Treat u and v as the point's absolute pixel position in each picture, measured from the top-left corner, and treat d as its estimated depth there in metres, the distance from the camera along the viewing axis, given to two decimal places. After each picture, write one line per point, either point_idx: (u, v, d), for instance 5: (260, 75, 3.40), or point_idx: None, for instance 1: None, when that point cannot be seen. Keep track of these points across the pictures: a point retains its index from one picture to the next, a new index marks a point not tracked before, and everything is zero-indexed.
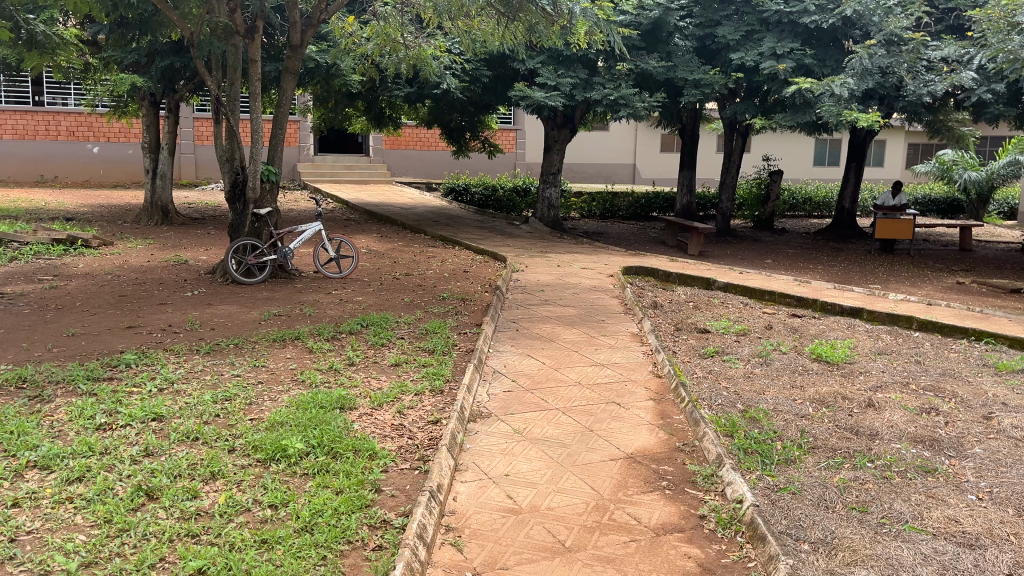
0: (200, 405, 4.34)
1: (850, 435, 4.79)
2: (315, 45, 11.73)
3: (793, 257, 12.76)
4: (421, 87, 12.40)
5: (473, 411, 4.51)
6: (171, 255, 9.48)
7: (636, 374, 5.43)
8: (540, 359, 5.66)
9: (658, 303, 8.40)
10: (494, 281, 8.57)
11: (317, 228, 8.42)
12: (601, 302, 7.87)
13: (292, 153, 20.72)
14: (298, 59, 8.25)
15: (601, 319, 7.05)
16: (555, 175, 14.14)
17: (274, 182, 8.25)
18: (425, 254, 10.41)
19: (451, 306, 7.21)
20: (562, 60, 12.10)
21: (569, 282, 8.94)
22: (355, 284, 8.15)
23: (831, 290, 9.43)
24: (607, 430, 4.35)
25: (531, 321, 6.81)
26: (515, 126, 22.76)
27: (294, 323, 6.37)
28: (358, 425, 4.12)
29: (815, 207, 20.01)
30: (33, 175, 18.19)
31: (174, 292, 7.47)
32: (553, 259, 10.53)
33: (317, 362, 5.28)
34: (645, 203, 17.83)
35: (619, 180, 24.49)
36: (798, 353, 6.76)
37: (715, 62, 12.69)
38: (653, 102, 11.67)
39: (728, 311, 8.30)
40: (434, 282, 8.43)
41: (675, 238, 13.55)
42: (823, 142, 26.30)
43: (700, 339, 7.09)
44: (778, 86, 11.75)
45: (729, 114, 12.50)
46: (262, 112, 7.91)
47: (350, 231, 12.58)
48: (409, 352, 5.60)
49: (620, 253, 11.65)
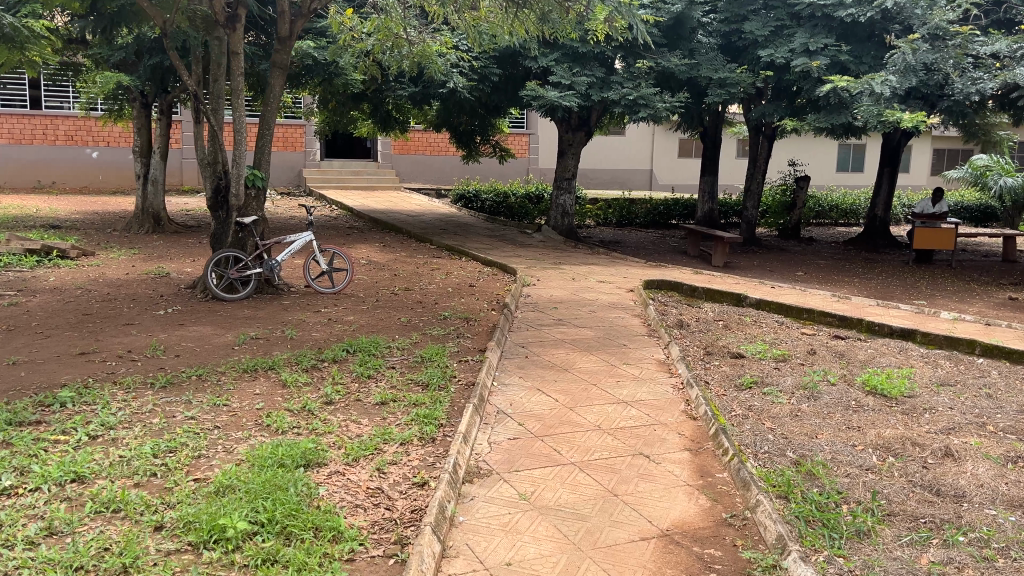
0: (135, 461, 3.55)
1: (933, 498, 3.93)
2: (312, 41, 10.95)
3: (826, 268, 11.86)
4: (426, 87, 11.60)
5: (470, 468, 3.69)
6: (153, 268, 8.73)
7: (665, 416, 4.57)
8: (552, 394, 4.82)
9: (684, 322, 7.57)
10: (502, 297, 7.74)
11: (307, 238, 7.64)
12: (622, 322, 7.03)
13: (297, 158, 20.00)
14: (288, 52, 7.42)
15: (622, 342, 6.21)
16: (570, 180, 13.27)
17: (260, 188, 7.46)
18: (429, 265, 9.62)
19: (452, 328, 6.40)
20: (578, 57, 11.26)
21: (585, 297, 8.11)
22: (348, 301, 7.35)
23: (875, 307, 8.55)
24: (635, 495, 3.52)
25: (543, 345, 5.98)
26: (528, 130, 21.99)
27: (272, 349, 5.57)
28: (325, 491, 3.31)
29: (842, 215, 19.07)
30: (31, 181, 17.57)
31: (145, 310, 6.68)
32: (568, 271, 9.71)
33: (289, 400, 4.47)
34: (663, 210, 16.96)
35: (635, 185, 23.65)
36: (849, 385, 5.89)
37: (742, 60, 11.83)
38: (677, 102, 10.83)
39: (762, 332, 7.45)
40: (435, 298, 7.62)
41: (697, 248, 12.67)
42: (847, 147, 25.38)
43: (736, 367, 6.23)
44: (811, 84, 10.88)
45: (757, 115, 11.62)
46: (246, 110, 7.13)
47: (351, 241, 11.83)
48: (399, 387, 4.76)
49: (640, 264, 10.80)
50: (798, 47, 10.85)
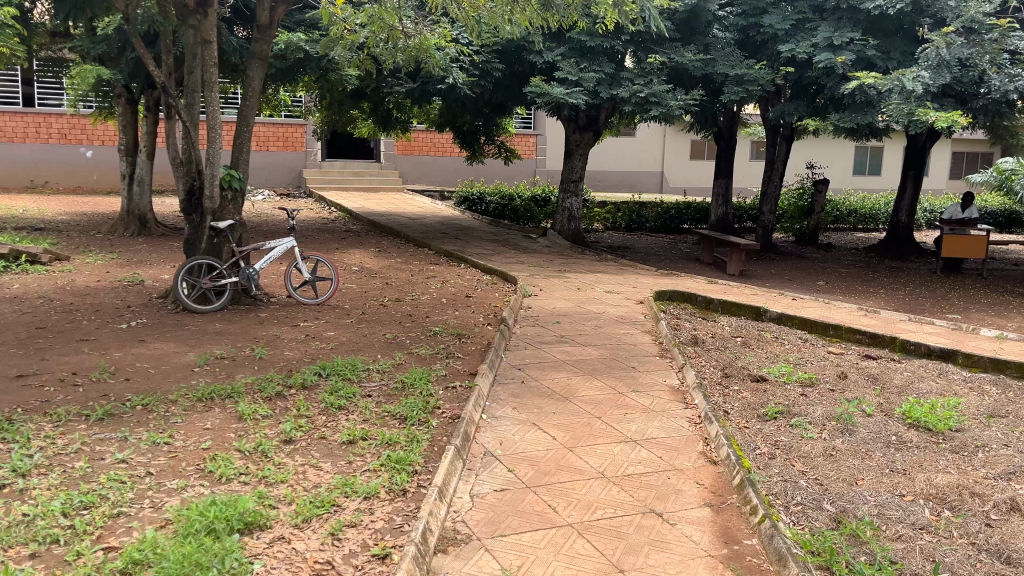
0: (37, 523, 2.93)
1: (1005, 569, 3.26)
2: (303, 33, 10.32)
3: (849, 278, 11.16)
4: (425, 83, 10.98)
5: (445, 533, 3.04)
6: (128, 274, 8.12)
7: (681, 460, 3.92)
8: (549, 431, 4.17)
9: (699, 339, 6.93)
10: (500, 310, 7.10)
11: (288, 244, 7.01)
12: (630, 340, 6.38)
13: (298, 158, 19.42)
14: (268, 41, 6.79)
15: (631, 365, 5.57)
16: (578, 183, 12.59)
17: (238, 189, 6.83)
18: (424, 273, 9.01)
19: (442, 346, 5.76)
20: (586, 51, 10.63)
21: (591, 310, 7.47)
22: (331, 314, 6.72)
23: (907, 323, 7.88)
24: (645, 571, 2.87)
25: (542, 368, 5.34)
26: (535, 131, 21.37)
27: (236, 371, 4.94)
28: (261, 567, 2.68)
29: (861, 220, 18.35)
30: (23, 181, 17.08)
31: (106, 323, 6.07)
32: (573, 280, 9.07)
33: (242, 438, 3.83)
34: (675, 214, 16.26)
35: (646, 188, 22.97)
36: (887, 417, 5.22)
37: (760, 55, 11.16)
38: (691, 100, 10.17)
39: (785, 353, 6.80)
40: (427, 311, 6.98)
41: (711, 255, 11.98)
42: (864, 150, 24.61)
43: (758, 395, 5.57)
44: (835, 82, 10.22)
45: (777, 114, 10.92)
46: (220, 105, 6.50)
47: (346, 245, 11.23)
48: (373, 422, 4.13)
49: (651, 273, 10.15)
50: (821, 41, 10.21)
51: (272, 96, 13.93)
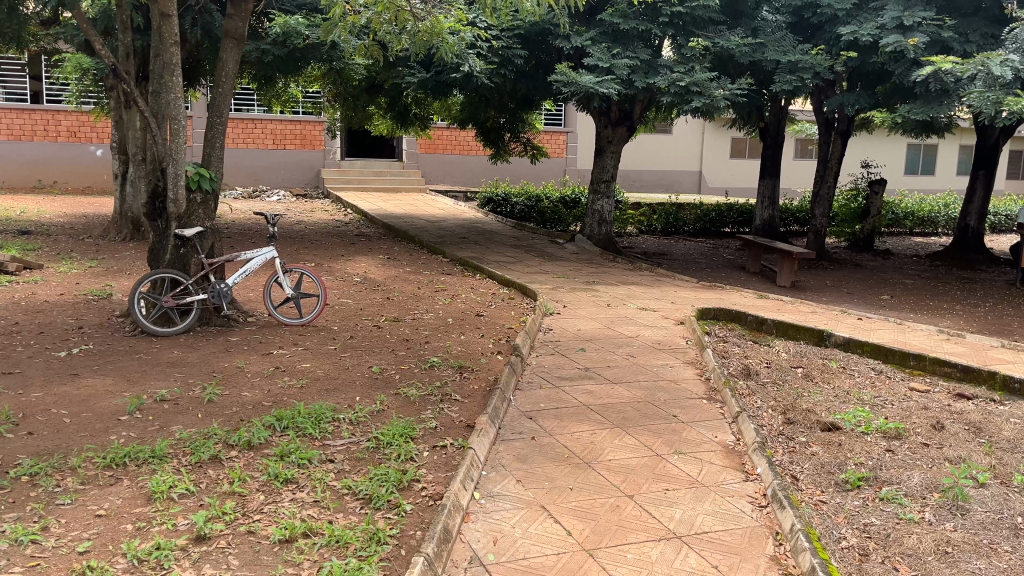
0: None
1: None
2: (303, 17, 9.32)
3: (917, 291, 9.86)
4: (440, 72, 9.94)
5: None
6: (100, 286, 7.20)
7: (745, 573, 2.82)
8: (562, 520, 3.10)
9: (752, 372, 5.82)
10: (514, 333, 6.03)
11: (268, 254, 6.01)
12: (670, 374, 5.27)
13: (316, 157, 18.54)
14: (243, 19, 5.79)
15: (672, 413, 4.45)
16: (609, 183, 11.45)
17: (209, 192, 5.81)
18: (435, 285, 7.99)
19: (438, 383, 4.72)
20: (619, 37, 9.52)
21: (622, 333, 6.36)
22: (316, 338, 5.72)
23: (998, 351, 6.63)
24: None
25: (559, 417, 4.25)
26: (565, 128, 20.28)
27: (171, 422, 3.93)
28: None
29: (919, 223, 16.93)
30: (31, 181, 16.46)
31: (43, 350, 5.10)
32: (602, 294, 7.99)
33: (137, 536, 2.80)
34: (715, 217, 15.10)
35: (682, 188, 21.70)
36: (1006, 488, 4.03)
37: (817, 40, 9.93)
38: (738, 89, 8.98)
39: (855, 392, 5.62)
40: (427, 335, 5.92)
41: (758, 264, 10.78)
42: (918, 148, 23.08)
43: (832, 454, 4.42)
44: (904, 68, 8.91)
45: (834, 106, 9.64)
46: (182, 91, 5.56)
47: (354, 251, 10.28)
48: (327, 506, 3.09)
49: (691, 284, 8.98)
50: (888, 22, 8.96)
51: (282, 90, 13.04)
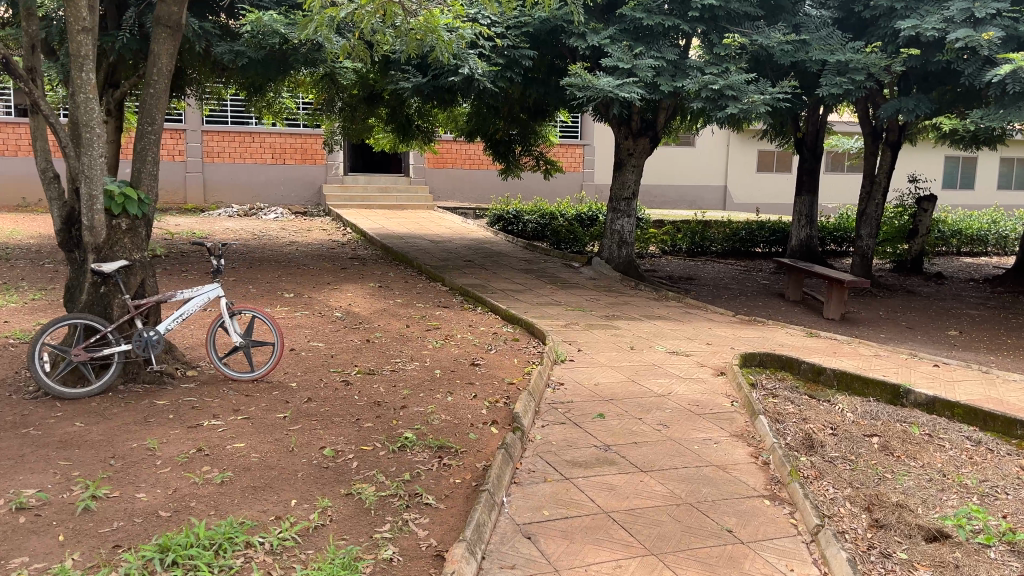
0: None
1: None
2: (282, 14, 8.24)
3: (988, 325, 8.51)
4: (438, 76, 8.81)
5: None
6: (28, 327, 6.08)
7: None
8: None
9: (819, 444, 4.57)
10: (515, 393, 4.83)
11: (212, 292, 4.86)
12: (718, 455, 4.04)
13: (317, 172, 17.53)
14: (178, 4, 4.69)
15: (726, 526, 3.21)
16: (630, 199, 10.24)
17: (137, 216, 4.74)
18: (427, 322, 6.82)
19: (407, 476, 3.51)
20: (643, 34, 8.36)
21: (650, 389, 5.14)
22: (266, 401, 4.54)
23: None
24: None
25: (570, 537, 3.04)
26: (583, 140, 19.15)
27: (16, 551, 2.77)
28: None
29: (967, 242, 15.53)
30: (15, 199, 15.54)
31: None
32: (624, 333, 6.77)
33: None
34: (745, 236, 13.85)
35: (706, 204, 20.43)
36: None
37: (869, 36, 8.70)
38: (779, 93, 7.75)
39: (954, 474, 4.34)
40: (406, 395, 4.72)
41: (799, 291, 9.49)
42: (955, 160, 21.72)
43: None
44: (974, 68, 7.62)
45: (890, 111, 8.33)
46: (96, 91, 4.43)
47: (343, 278, 9.13)
48: None
49: (728, 319, 7.74)
50: (956, 14, 7.68)
51: (273, 99, 12.00)
